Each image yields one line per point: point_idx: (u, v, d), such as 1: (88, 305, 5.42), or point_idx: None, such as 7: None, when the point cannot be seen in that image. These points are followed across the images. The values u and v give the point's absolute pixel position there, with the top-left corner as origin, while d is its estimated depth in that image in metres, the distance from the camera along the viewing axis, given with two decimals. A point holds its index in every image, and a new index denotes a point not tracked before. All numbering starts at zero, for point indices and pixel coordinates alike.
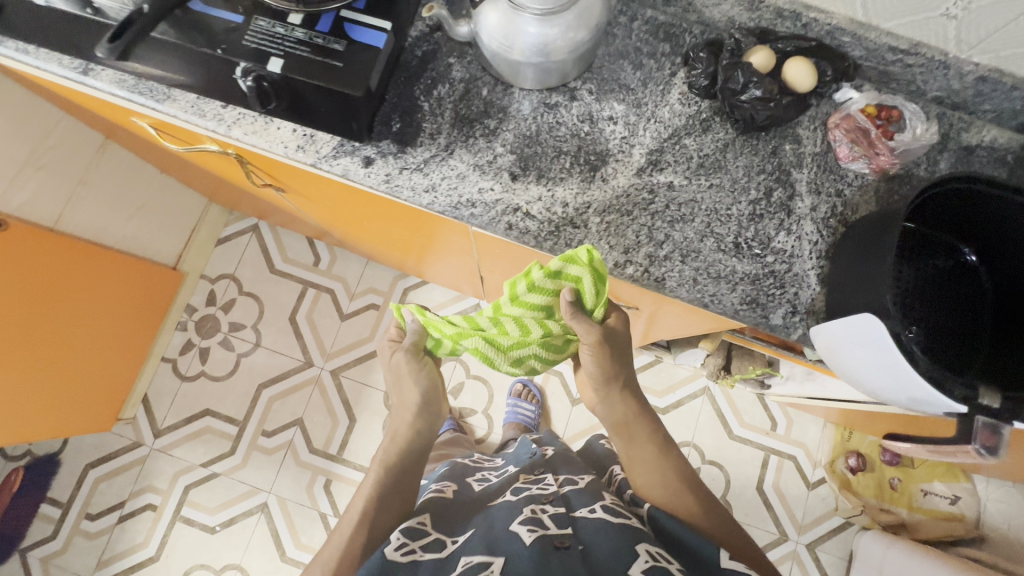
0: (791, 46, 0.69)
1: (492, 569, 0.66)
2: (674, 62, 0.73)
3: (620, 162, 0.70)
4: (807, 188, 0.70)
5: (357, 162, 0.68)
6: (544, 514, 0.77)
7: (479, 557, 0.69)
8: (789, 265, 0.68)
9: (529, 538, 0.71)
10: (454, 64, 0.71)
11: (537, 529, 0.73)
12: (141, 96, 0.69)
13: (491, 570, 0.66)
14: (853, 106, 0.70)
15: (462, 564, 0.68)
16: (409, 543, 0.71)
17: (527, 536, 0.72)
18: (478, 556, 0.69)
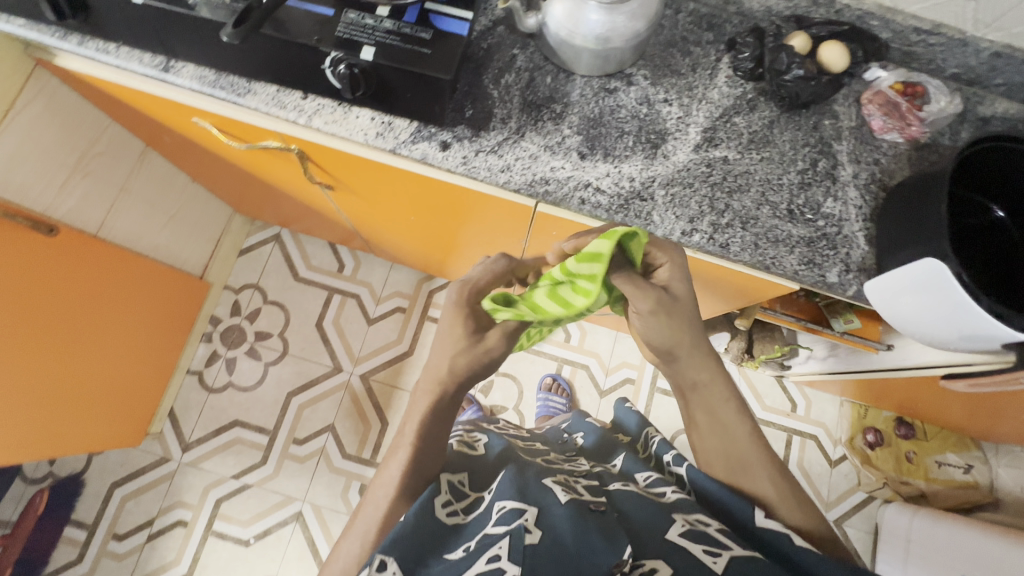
0: (826, 31, 0.76)
1: (528, 517, 0.61)
2: (718, 49, 0.79)
3: (678, 140, 0.75)
4: (848, 157, 0.77)
5: (435, 146, 0.72)
6: (576, 483, 0.73)
7: (513, 501, 0.64)
8: (839, 228, 0.74)
9: (563, 496, 0.66)
10: (518, 54, 0.76)
11: (569, 491, 0.68)
12: (222, 91, 0.72)
13: (526, 517, 0.61)
14: (882, 83, 0.78)
15: (496, 512, 0.63)
16: (453, 504, 0.67)
17: (560, 493, 0.67)
18: (511, 501, 0.63)
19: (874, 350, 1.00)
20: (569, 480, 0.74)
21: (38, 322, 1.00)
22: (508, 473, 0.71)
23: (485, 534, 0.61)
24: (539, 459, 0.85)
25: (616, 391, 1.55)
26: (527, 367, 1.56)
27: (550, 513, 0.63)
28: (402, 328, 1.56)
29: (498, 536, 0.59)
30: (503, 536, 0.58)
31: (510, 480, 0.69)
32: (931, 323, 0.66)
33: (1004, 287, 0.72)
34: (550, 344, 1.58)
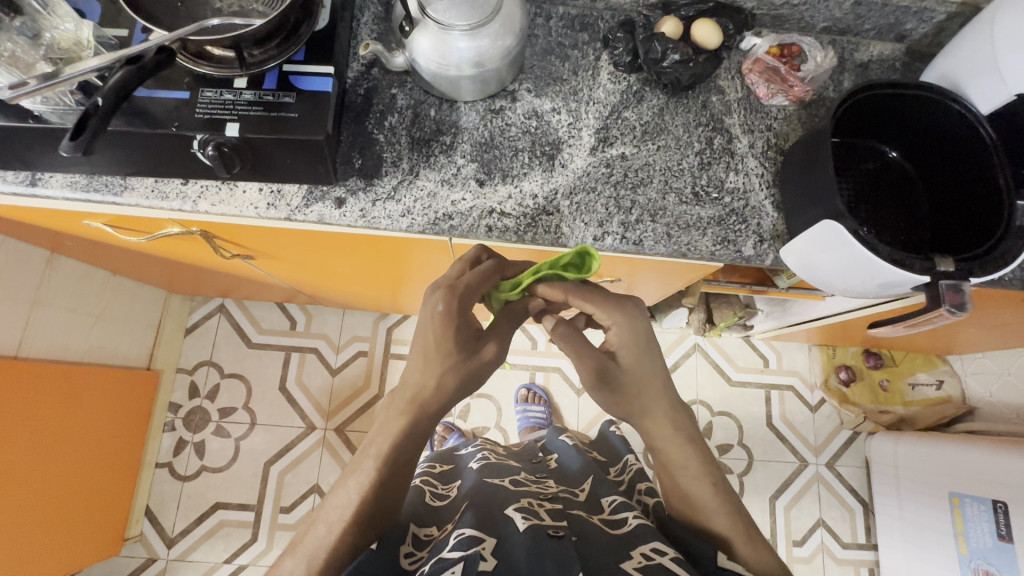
0: (693, 10, 0.77)
1: (483, 545, 0.64)
2: (595, 48, 0.79)
3: (573, 147, 0.75)
4: (741, 129, 0.77)
5: (329, 205, 0.70)
6: (540, 507, 0.75)
7: (471, 530, 0.66)
8: (745, 200, 0.75)
9: (522, 523, 0.68)
10: (397, 93, 0.75)
11: (530, 517, 0.70)
12: (97, 193, 0.69)
13: (480, 545, 0.63)
14: (758, 50, 0.78)
15: (454, 536, 0.66)
16: (416, 552, 0.71)
17: (520, 521, 0.69)
18: (468, 529, 0.66)
19: (821, 297, 1.00)
20: (533, 505, 0.75)
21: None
22: (470, 511, 0.72)
23: (440, 558, 0.63)
24: (508, 481, 0.85)
25: None
26: (501, 383, 1.55)
27: (510, 542, 0.65)
28: (367, 371, 1.53)
29: (451, 562, 0.61)
30: (457, 562, 0.61)
31: (475, 514, 0.71)
32: (850, 278, 0.66)
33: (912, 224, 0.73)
34: (519, 355, 1.57)
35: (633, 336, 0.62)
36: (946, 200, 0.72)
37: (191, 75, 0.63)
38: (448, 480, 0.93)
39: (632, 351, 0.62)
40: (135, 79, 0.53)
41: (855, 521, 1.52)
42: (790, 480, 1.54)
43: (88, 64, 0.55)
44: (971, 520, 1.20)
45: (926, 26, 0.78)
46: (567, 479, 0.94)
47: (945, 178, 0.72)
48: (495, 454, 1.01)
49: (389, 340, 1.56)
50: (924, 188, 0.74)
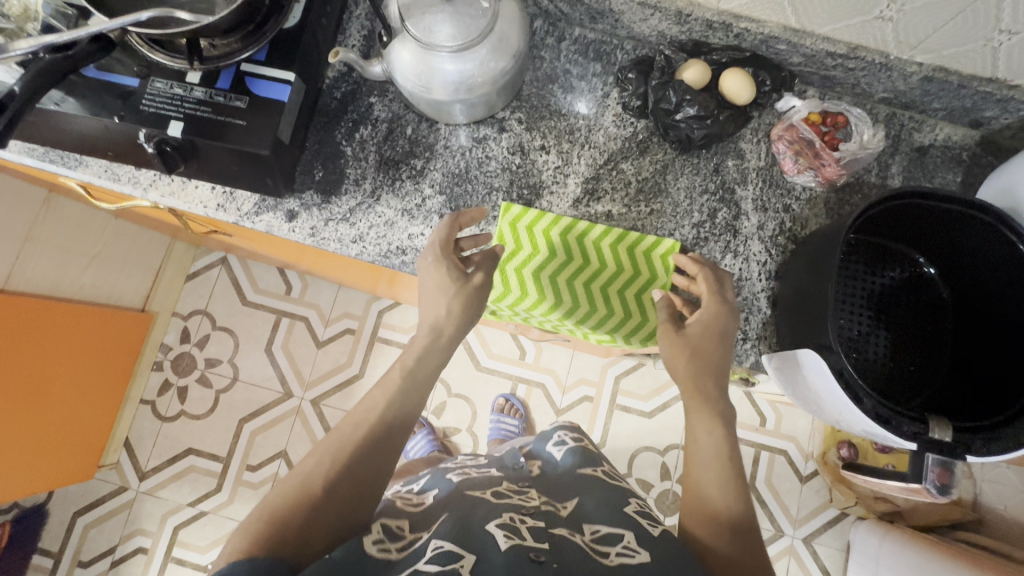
0: (727, 57, 0.67)
1: (463, 564, 0.48)
2: (606, 83, 0.69)
3: (554, 195, 0.67)
4: (753, 205, 0.67)
5: (280, 217, 0.66)
6: (523, 524, 0.56)
7: (451, 541, 0.51)
8: (737, 290, 0.65)
9: (503, 541, 0.52)
10: (376, 103, 0.68)
11: (514, 536, 0.53)
12: (52, 165, 0.67)
13: (461, 564, 0.48)
14: (796, 115, 0.67)
15: (429, 548, 0.50)
16: (386, 542, 0.52)
17: (501, 539, 0.52)
18: (448, 542, 0.50)
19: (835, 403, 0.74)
20: (517, 522, 0.56)
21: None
22: (448, 517, 0.56)
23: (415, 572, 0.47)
24: (488, 493, 0.66)
25: (573, 410, 1.50)
26: (481, 388, 1.51)
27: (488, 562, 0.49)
28: (351, 350, 1.52)
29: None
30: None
31: (452, 521, 0.55)
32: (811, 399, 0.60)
33: (929, 354, 0.63)
34: (505, 364, 1.52)
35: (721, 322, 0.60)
36: (975, 337, 0.61)
37: (142, 63, 0.58)
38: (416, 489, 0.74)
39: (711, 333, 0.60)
40: (59, 67, 0.50)
41: None
42: None
43: (12, 45, 0.49)
44: None
45: (1010, 116, 0.64)
46: (553, 492, 0.70)
47: (982, 313, 0.61)
48: (474, 466, 0.82)
49: (378, 323, 1.54)
50: (954, 318, 0.64)
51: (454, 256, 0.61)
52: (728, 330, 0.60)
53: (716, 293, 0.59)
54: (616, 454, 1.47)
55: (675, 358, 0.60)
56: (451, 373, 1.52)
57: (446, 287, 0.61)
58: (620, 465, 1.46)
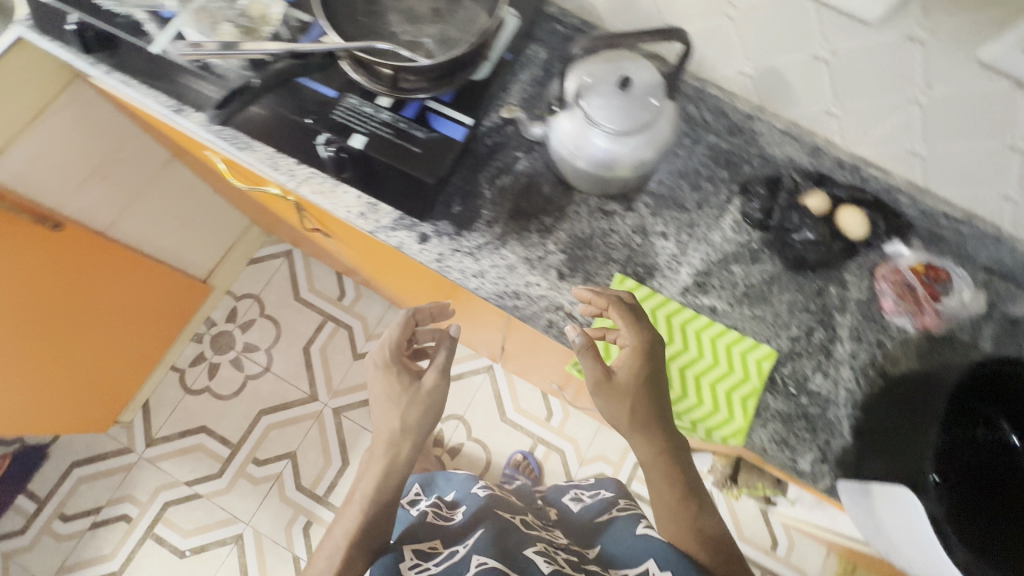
0: (847, 195, 0.71)
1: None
2: (730, 190, 0.75)
3: (665, 278, 0.71)
4: (848, 333, 0.71)
5: (413, 237, 0.70)
6: (555, 553, 0.74)
7: (494, 560, 0.68)
8: (823, 409, 0.67)
9: (545, 566, 0.68)
10: (520, 157, 0.74)
11: (551, 562, 0.69)
12: (222, 142, 0.72)
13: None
14: (902, 262, 0.71)
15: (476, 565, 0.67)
16: (422, 563, 0.71)
17: (541, 564, 0.69)
18: (492, 561, 0.67)
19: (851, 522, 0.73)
20: (550, 551, 0.74)
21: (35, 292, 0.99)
22: (488, 533, 0.74)
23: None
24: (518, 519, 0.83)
25: None
26: (500, 438, 1.50)
27: None
28: None
29: None
30: None
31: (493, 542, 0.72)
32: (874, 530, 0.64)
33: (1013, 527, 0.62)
34: (530, 420, 1.52)
35: (648, 360, 0.64)
36: None
37: (343, 80, 0.65)
38: (453, 503, 0.94)
39: (631, 371, 0.63)
40: None
41: None
42: None
43: (263, 43, 0.60)
44: None
45: None
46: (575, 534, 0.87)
47: None
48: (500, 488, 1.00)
49: None
50: None
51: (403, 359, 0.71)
52: (656, 360, 0.64)
53: (634, 329, 0.64)
54: None
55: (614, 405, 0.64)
56: (474, 417, 1.52)
57: (398, 394, 0.70)
58: None
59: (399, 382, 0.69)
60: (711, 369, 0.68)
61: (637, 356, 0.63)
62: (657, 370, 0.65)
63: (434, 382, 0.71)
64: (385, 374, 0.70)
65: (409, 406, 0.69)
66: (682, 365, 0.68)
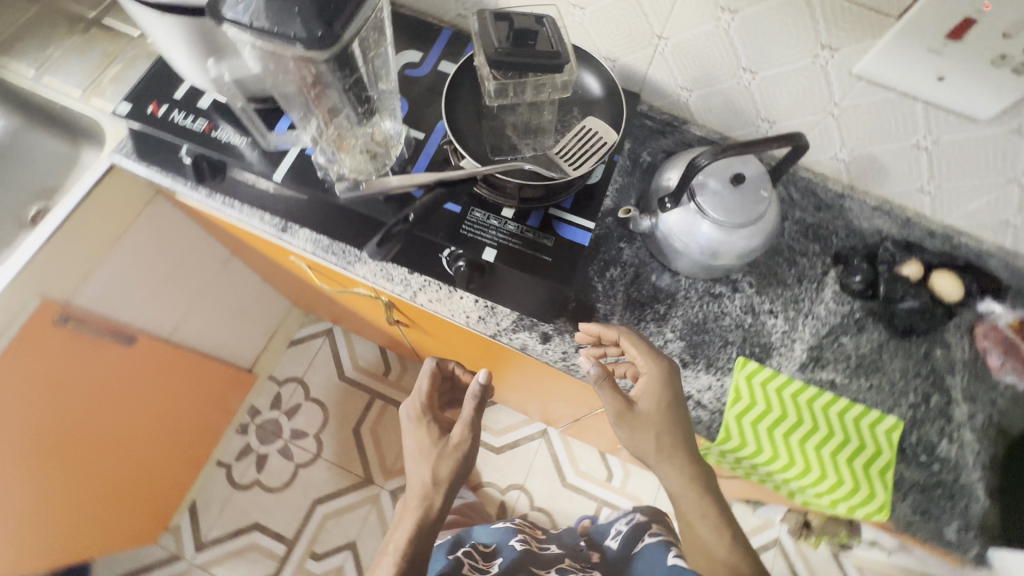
0: (938, 260, 0.76)
1: None
2: (825, 262, 0.77)
3: (783, 356, 0.73)
4: (962, 394, 0.72)
5: (535, 337, 0.70)
6: None
7: None
8: (955, 474, 0.69)
9: None
10: (625, 248, 0.76)
11: None
12: (332, 257, 0.70)
13: None
14: (999, 320, 0.74)
15: None
16: None
17: None
18: None
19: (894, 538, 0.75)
20: None
21: (83, 414, 0.93)
22: None
23: None
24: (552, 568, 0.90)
25: None
26: (563, 503, 1.47)
27: None
28: None
29: None
30: None
31: None
32: None
33: None
34: (591, 482, 1.50)
35: (664, 388, 0.63)
36: None
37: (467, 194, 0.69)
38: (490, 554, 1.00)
39: (654, 400, 0.63)
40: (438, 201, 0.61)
41: None
42: None
43: (387, 177, 0.63)
44: None
45: None
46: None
47: None
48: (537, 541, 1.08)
49: None
50: None
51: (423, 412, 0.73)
52: (676, 383, 0.63)
53: (647, 352, 0.64)
54: None
55: (636, 437, 0.64)
56: (535, 485, 1.48)
57: (427, 446, 0.70)
58: None
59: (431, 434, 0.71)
60: (835, 443, 0.69)
61: (656, 379, 0.63)
62: (679, 397, 0.64)
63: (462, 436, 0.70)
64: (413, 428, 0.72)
65: (436, 457, 0.69)
66: (812, 441, 0.69)
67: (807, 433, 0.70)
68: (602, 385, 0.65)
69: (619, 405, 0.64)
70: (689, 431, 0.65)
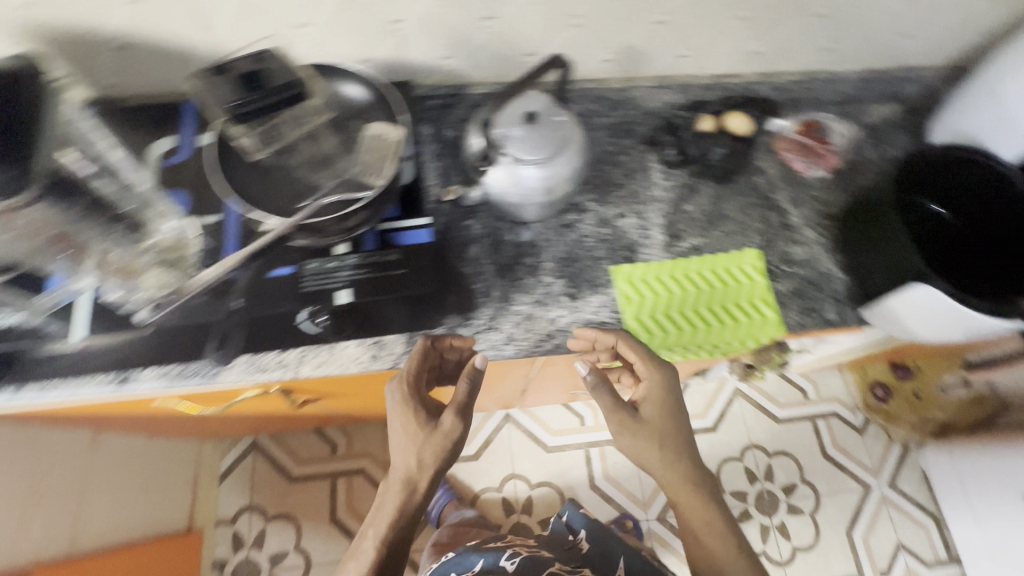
0: (726, 105, 0.84)
1: None
2: (642, 150, 0.84)
3: (647, 246, 0.78)
4: (790, 203, 0.83)
5: (432, 346, 0.69)
6: None
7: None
8: (815, 268, 0.79)
9: None
10: (472, 223, 0.76)
11: None
12: (190, 380, 0.65)
13: None
14: (787, 131, 0.86)
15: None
16: None
17: None
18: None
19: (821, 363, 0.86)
20: None
21: None
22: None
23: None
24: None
25: None
26: (555, 467, 1.50)
27: None
28: None
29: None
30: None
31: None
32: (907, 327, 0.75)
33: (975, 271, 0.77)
34: (569, 435, 1.54)
35: (663, 391, 0.71)
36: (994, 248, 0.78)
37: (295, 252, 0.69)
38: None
39: (656, 405, 0.71)
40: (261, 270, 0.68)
41: (932, 537, 1.48)
42: (858, 508, 1.50)
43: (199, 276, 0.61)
44: None
45: None
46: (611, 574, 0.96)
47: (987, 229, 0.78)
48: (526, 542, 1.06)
49: None
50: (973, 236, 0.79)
51: (420, 407, 0.66)
52: (674, 390, 0.71)
53: (647, 358, 0.70)
54: None
55: (636, 440, 0.70)
56: (525, 466, 1.50)
57: (412, 435, 0.65)
58: None
59: (418, 425, 0.65)
60: (720, 294, 0.76)
61: (655, 385, 0.70)
62: (677, 399, 0.72)
63: (452, 424, 0.65)
64: (401, 416, 0.65)
65: (423, 446, 0.65)
66: (702, 302, 0.75)
67: (694, 299, 0.76)
68: (606, 391, 0.71)
69: (618, 403, 0.71)
70: (682, 433, 0.72)
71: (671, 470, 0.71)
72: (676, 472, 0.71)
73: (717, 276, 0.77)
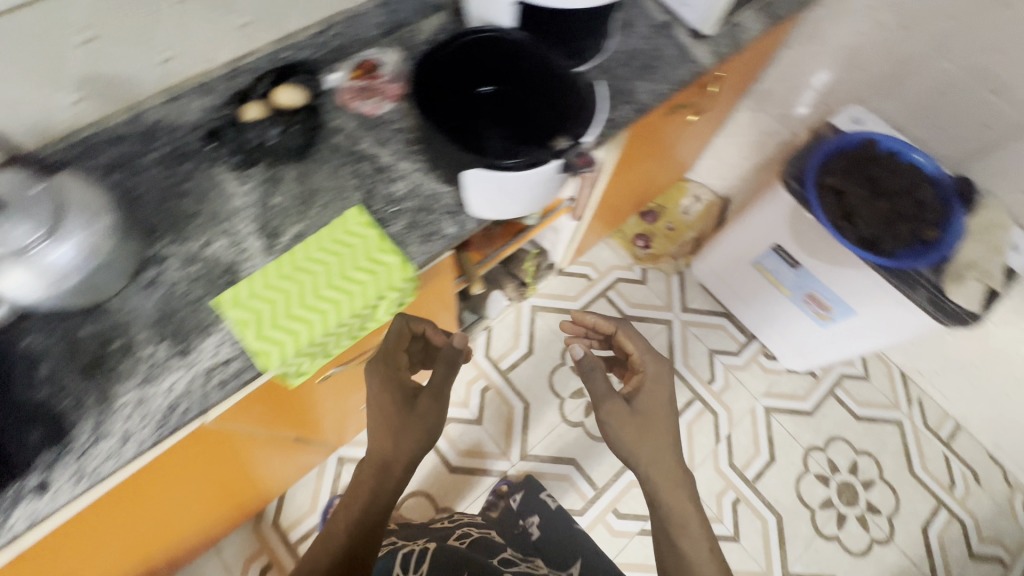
0: (269, 83, 0.78)
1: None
2: (204, 167, 0.77)
3: (247, 259, 0.73)
4: (376, 145, 0.82)
5: (32, 497, 0.58)
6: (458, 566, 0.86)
7: None
8: (420, 194, 0.79)
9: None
10: (37, 339, 0.66)
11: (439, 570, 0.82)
12: None
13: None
14: (342, 80, 0.84)
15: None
16: None
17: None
18: None
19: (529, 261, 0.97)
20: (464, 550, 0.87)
21: None
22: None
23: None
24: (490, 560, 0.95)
25: (485, 407, 1.55)
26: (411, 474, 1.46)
27: None
28: None
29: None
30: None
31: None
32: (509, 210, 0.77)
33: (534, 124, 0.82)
34: None
35: (660, 387, 0.85)
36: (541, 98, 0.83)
37: None
38: None
39: (657, 403, 0.83)
40: None
41: (728, 330, 1.74)
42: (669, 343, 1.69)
43: None
44: (776, 270, 1.43)
45: None
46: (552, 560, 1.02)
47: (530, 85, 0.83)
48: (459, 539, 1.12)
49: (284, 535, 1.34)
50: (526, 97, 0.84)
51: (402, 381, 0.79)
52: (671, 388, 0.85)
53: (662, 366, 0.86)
54: (541, 396, 1.58)
55: (626, 411, 0.82)
56: None
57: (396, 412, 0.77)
58: (549, 398, 1.57)
59: (397, 407, 0.77)
60: (336, 268, 0.73)
61: (654, 379, 0.85)
62: (672, 400, 0.84)
63: (428, 406, 0.77)
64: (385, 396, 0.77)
65: (400, 431, 0.76)
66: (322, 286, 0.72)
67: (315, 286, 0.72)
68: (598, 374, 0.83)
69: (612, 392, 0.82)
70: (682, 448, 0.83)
71: (646, 453, 0.80)
72: (624, 428, 0.81)
73: (328, 251, 0.74)
